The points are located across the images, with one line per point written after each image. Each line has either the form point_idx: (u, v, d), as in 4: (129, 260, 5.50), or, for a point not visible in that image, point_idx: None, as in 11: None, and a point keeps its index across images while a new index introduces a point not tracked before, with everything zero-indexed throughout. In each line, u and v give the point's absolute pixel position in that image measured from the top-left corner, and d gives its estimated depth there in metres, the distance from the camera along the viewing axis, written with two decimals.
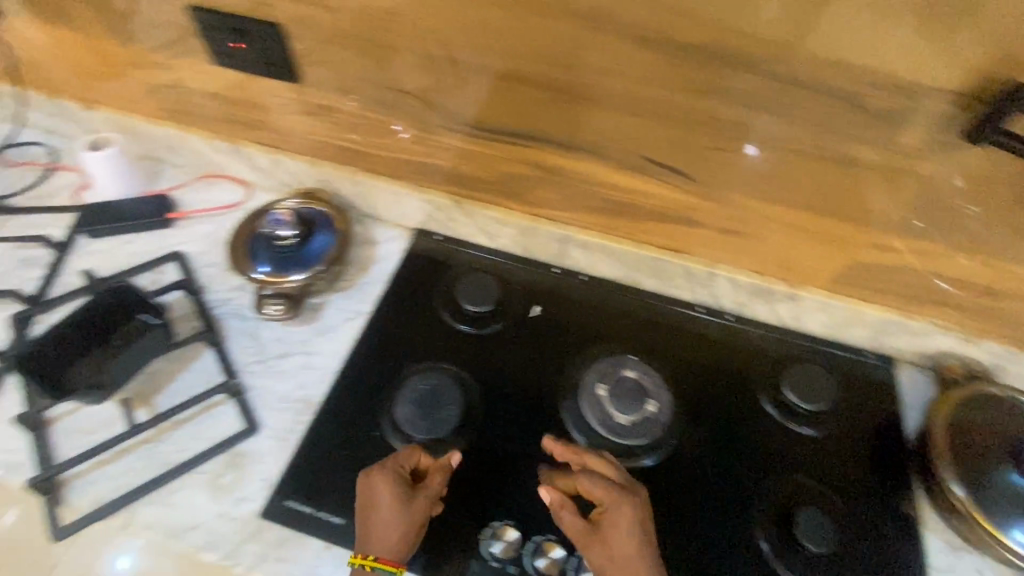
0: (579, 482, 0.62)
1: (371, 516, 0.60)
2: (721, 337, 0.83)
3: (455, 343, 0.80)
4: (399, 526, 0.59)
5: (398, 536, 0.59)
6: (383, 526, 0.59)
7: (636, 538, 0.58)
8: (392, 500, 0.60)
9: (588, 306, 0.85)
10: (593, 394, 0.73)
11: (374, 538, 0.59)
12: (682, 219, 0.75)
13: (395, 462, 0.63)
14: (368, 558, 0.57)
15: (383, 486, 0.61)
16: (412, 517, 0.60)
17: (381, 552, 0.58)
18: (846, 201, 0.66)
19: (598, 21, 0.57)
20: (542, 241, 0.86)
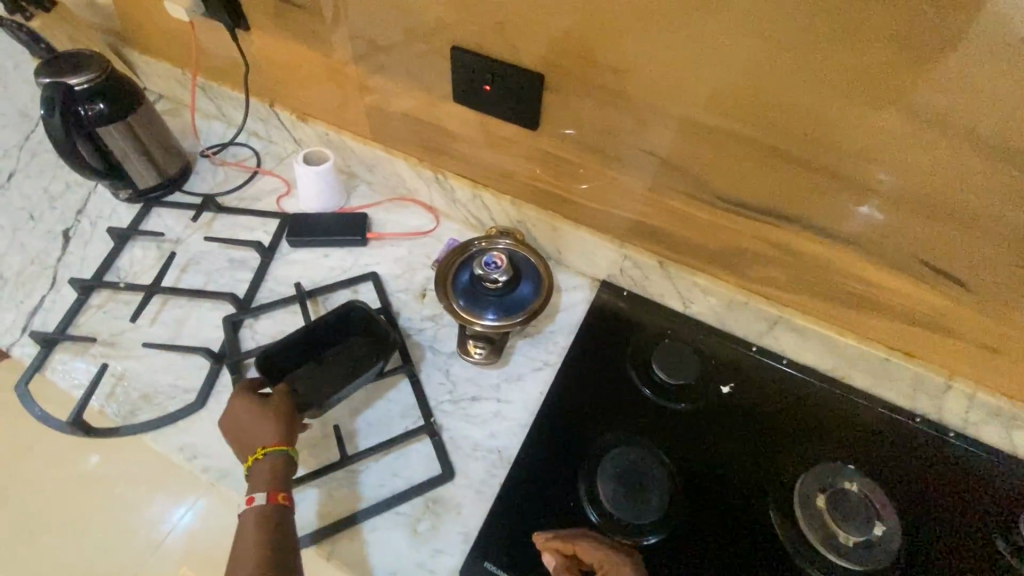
0: (576, 543, 0.61)
1: (228, 422, 0.65)
2: (941, 457, 0.74)
3: (649, 412, 0.75)
4: (253, 427, 0.64)
5: (261, 434, 0.64)
6: (242, 428, 0.64)
7: None
8: (245, 410, 0.65)
9: (790, 395, 0.78)
10: (811, 503, 0.67)
11: (244, 442, 0.64)
12: (927, 322, 0.70)
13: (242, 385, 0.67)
14: (253, 454, 0.63)
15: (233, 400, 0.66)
16: (263, 420, 0.64)
17: (261, 442, 0.63)
18: None
19: (922, 120, 0.54)
20: (747, 317, 0.80)
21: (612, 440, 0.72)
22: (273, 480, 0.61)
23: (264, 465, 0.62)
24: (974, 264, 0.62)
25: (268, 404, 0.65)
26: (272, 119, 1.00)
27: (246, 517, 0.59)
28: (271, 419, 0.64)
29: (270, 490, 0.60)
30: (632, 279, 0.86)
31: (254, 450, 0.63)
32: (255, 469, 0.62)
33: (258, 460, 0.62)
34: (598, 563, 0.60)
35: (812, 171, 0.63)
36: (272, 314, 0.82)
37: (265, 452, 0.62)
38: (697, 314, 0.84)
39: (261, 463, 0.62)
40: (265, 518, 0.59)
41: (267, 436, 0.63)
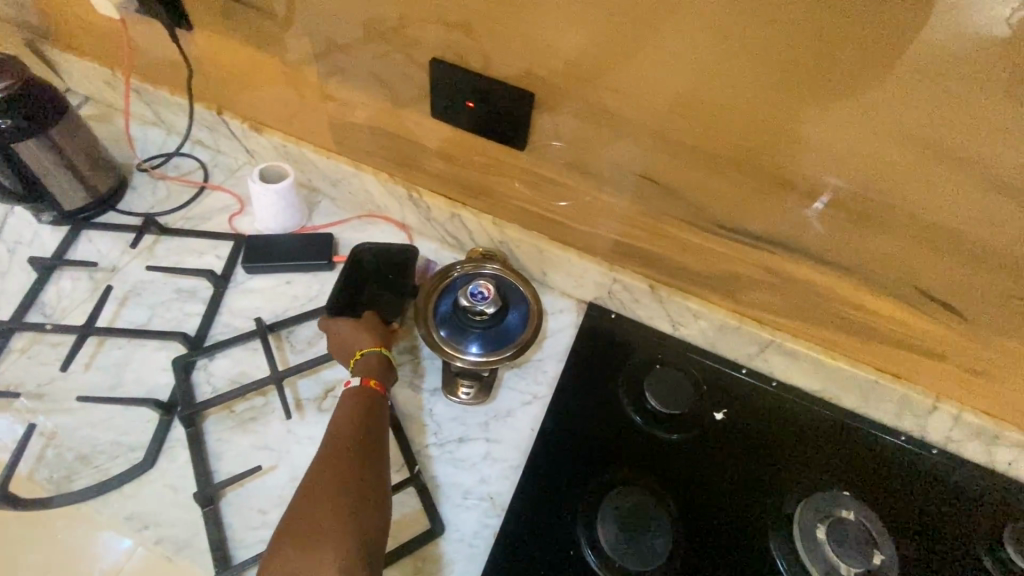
0: None
1: (330, 333, 0.72)
2: (930, 473, 0.74)
3: (643, 442, 0.72)
4: (354, 332, 0.71)
5: (358, 341, 0.70)
6: (342, 336, 0.71)
7: None
8: (346, 319, 0.72)
9: (783, 418, 0.76)
10: (811, 535, 0.66)
11: (342, 349, 0.70)
12: (917, 347, 0.69)
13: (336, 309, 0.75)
14: (353, 356, 0.69)
15: (333, 313, 0.73)
16: (361, 327, 0.71)
17: (358, 346, 0.70)
18: None
19: (934, 153, 0.52)
20: (739, 341, 0.78)
21: (608, 480, 0.68)
22: (375, 366, 0.67)
23: (360, 360, 0.68)
24: (973, 295, 0.61)
25: (369, 315, 0.73)
26: (220, 127, 0.90)
27: (348, 393, 0.64)
28: (371, 325, 0.72)
29: (364, 374, 0.66)
30: (621, 302, 0.82)
31: (354, 352, 0.70)
32: (354, 364, 0.68)
33: (357, 358, 0.68)
34: None
35: (814, 200, 0.60)
36: (229, 352, 0.73)
37: (366, 349, 0.69)
38: (688, 336, 0.81)
39: (361, 357, 0.68)
40: (361, 395, 0.64)
41: (368, 336, 0.70)
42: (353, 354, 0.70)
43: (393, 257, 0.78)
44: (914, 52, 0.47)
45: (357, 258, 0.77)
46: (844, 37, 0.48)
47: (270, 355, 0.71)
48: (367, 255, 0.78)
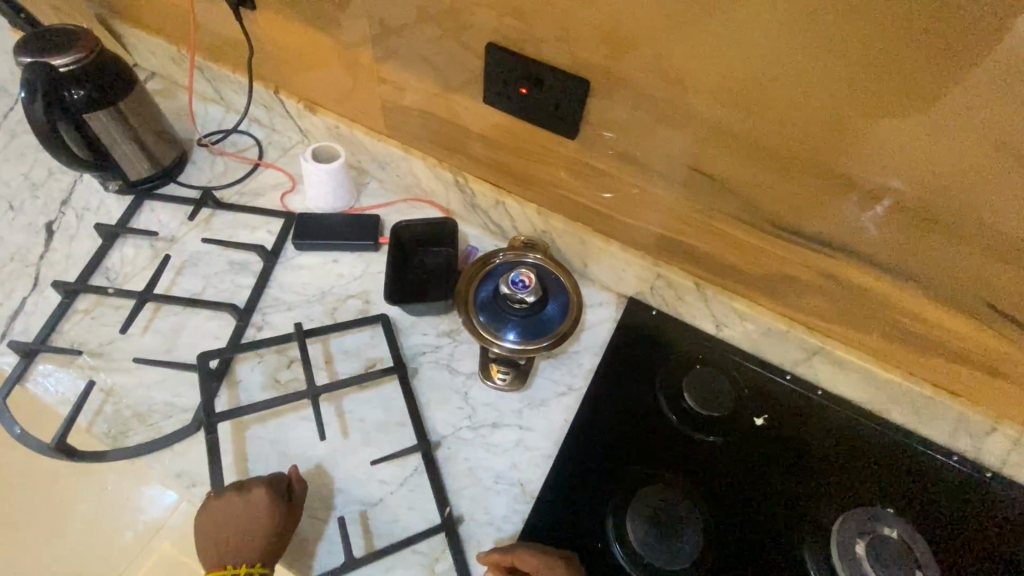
0: (517, 556, 0.59)
1: (233, 515, 0.61)
2: (982, 497, 0.70)
3: (679, 443, 0.71)
4: (262, 535, 0.60)
5: (257, 549, 0.60)
6: (242, 528, 0.60)
7: None
8: (266, 511, 0.60)
9: (827, 430, 0.74)
10: (849, 550, 0.63)
11: (232, 544, 0.60)
12: (977, 363, 0.66)
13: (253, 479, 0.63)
14: (232, 565, 0.60)
15: (256, 494, 0.61)
16: (271, 537, 0.60)
17: (255, 557, 0.60)
18: None
19: (1016, 157, 0.48)
20: (783, 345, 0.76)
21: (640, 476, 0.68)
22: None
23: None
24: None
25: (290, 518, 0.61)
26: (276, 106, 0.93)
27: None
28: (284, 535, 0.61)
29: None
30: (663, 299, 0.81)
31: (246, 559, 0.60)
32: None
33: None
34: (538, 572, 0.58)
35: (878, 204, 0.57)
36: (277, 325, 0.77)
37: (260, 568, 0.59)
38: (730, 337, 0.79)
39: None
40: None
41: (272, 549, 0.60)
42: (239, 561, 0.60)
43: (431, 232, 0.80)
44: (1004, 50, 0.44)
45: (396, 238, 0.80)
46: (925, 30, 0.45)
47: (308, 365, 0.70)
48: (406, 236, 0.80)
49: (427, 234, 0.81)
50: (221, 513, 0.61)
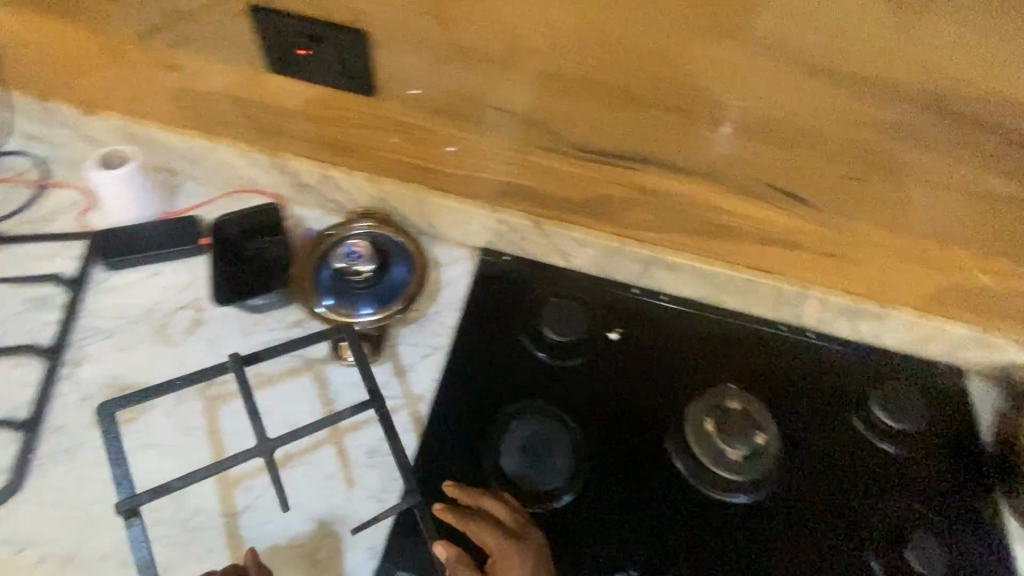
0: (474, 532, 0.59)
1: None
2: (806, 355, 0.81)
3: (544, 374, 0.74)
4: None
5: None
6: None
7: None
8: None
9: (675, 330, 0.80)
10: (700, 430, 0.70)
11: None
12: (778, 241, 0.73)
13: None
14: None
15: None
16: None
17: None
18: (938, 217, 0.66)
19: (740, 43, 0.54)
20: (625, 263, 0.80)
21: (508, 414, 0.70)
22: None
23: None
24: (813, 182, 0.65)
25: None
26: (47, 115, 0.81)
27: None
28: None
29: None
30: (510, 242, 0.82)
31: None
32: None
33: None
34: (494, 550, 0.58)
35: (661, 111, 0.63)
36: (97, 356, 0.70)
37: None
38: (579, 266, 0.82)
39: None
40: None
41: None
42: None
43: (255, 221, 0.76)
44: None
45: (218, 229, 0.76)
46: None
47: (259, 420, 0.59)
48: (232, 228, 0.76)
49: (254, 222, 0.77)
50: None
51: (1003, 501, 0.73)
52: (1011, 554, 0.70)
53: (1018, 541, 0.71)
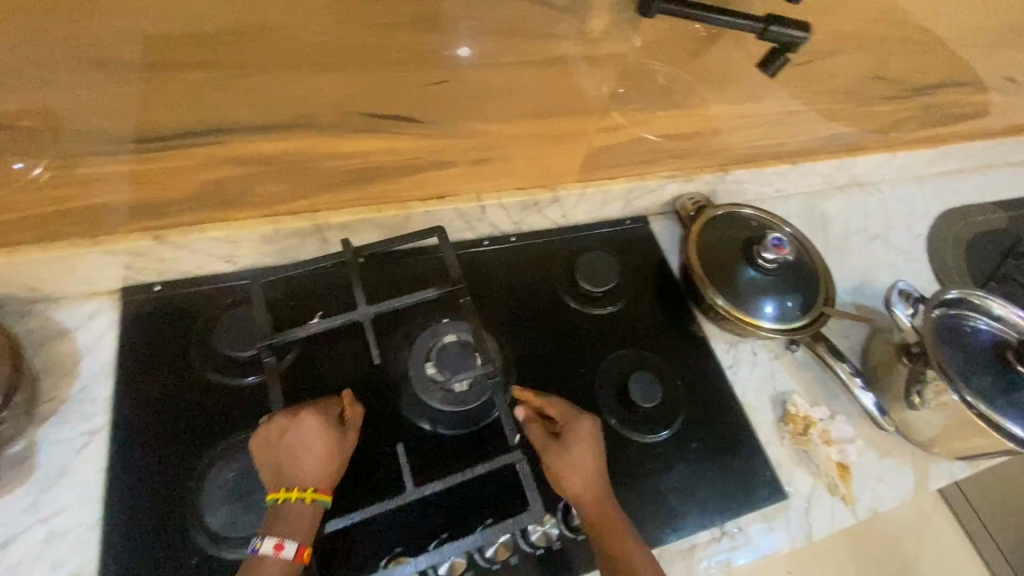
0: (547, 399, 0.67)
1: (283, 444, 0.58)
2: (512, 260, 0.84)
3: (245, 401, 0.66)
4: (321, 456, 0.59)
5: (308, 474, 0.58)
6: (300, 454, 0.58)
7: (594, 451, 0.64)
8: (322, 435, 0.60)
9: (379, 290, 0.77)
10: (421, 377, 0.70)
11: (287, 469, 0.58)
12: (431, 164, 0.70)
13: (302, 406, 0.62)
14: (285, 492, 0.57)
15: (312, 420, 0.60)
16: (326, 459, 0.59)
17: (307, 482, 0.58)
18: (552, 93, 0.68)
19: None
20: (296, 241, 0.72)
21: (207, 463, 0.61)
22: (304, 533, 0.56)
23: (290, 511, 0.56)
24: (422, 99, 0.62)
25: (343, 445, 0.61)
26: None
27: (265, 564, 0.53)
28: (336, 461, 0.60)
29: (300, 542, 0.55)
30: (153, 269, 0.69)
31: (300, 486, 0.57)
32: (287, 511, 0.56)
33: (293, 501, 0.56)
34: (560, 418, 0.66)
35: (194, 68, 0.51)
36: None
37: (313, 495, 0.57)
38: (250, 263, 0.73)
39: (299, 505, 0.56)
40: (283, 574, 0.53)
41: (327, 475, 0.59)
42: (290, 487, 0.57)
43: None
44: None
45: None
46: None
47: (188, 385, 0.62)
48: None
49: None
50: (272, 441, 0.58)
51: (694, 310, 0.85)
52: (712, 352, 0.82)
53: (715, 338, 0.84)
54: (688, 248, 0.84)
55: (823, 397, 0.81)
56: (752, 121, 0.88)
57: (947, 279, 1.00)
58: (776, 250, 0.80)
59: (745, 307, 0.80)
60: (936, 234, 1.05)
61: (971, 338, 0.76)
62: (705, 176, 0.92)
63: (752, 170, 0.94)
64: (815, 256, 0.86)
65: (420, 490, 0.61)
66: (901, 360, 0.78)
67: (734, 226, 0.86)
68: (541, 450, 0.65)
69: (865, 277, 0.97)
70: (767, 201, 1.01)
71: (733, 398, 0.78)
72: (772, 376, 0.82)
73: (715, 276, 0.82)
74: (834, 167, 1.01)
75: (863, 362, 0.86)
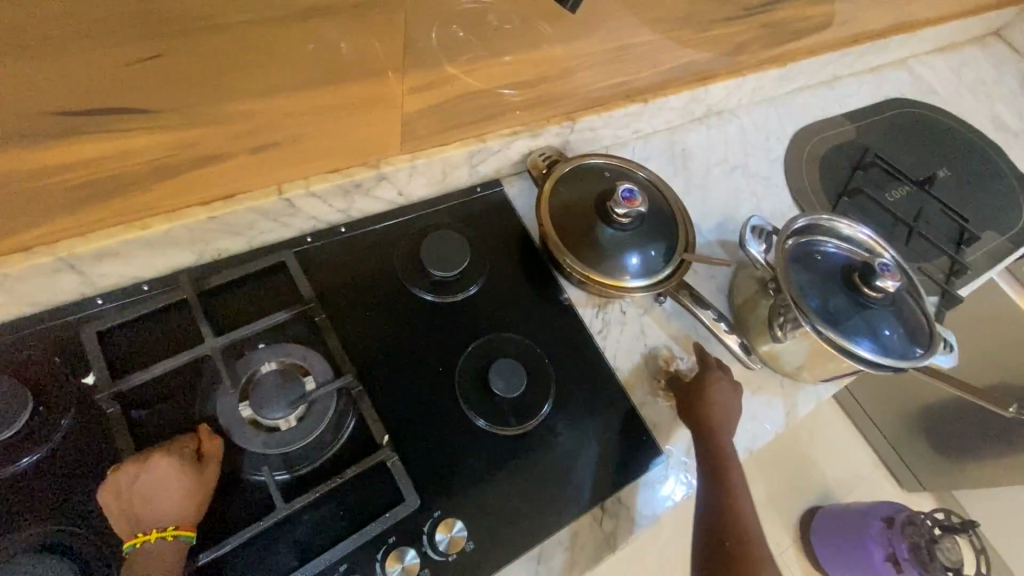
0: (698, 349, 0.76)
1: (136, 490, 0.50)
2: (348, 254, 0.73)
3: (7, 496, 0.53)
4: (178, 495, 0.51)
5: (168, 514, 0.50)
6: (155, 497, 0.50)
7: (728, 405, 0.70)
8: (178, 475, 0.51)
9: (178, 320, 0.63)
10: (238, 420, 0.57)
11: (143, 513, 0.50)
12: (199, 162, 0.57)
13: (153, 448, 0.52)
14: (144, 534, 0.50)
15: (163, 462, 0.51)
16: (187, 497, 0.51)
17: (167, 522, 0.50)
18: (329, 57, 0.56)
19: None
20: (43, 283, 0.57)
21: None
22: (171, 566, 0.49)
23: (150, 553, 0.49)
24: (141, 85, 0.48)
25: (206, 479, 0.52)
26: None
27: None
28: (198, 496, 0.52)
29: None
30: None
31: (159, 525, 0.50)
32: (145, 553, 0.49)
33: (153, 541, 0.49)
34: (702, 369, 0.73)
35: None
36: None
37: (174, 532, 0.50)
38: None
39: (160, 544, 0.49)
40: None
41: (189, 511, 0.51)
42: (149, 528, 0.50)
43: None
44: None
45: None
46: None
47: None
48: None
49: None
50: (122, 491, 0.50)
51: (557, 276, 0.79)
52: (578, 316, 0.77)
53: (581, 304, 0.78)
54: (540, 213, 0.76)
55: (693, 346, 0.79)
56: (591, 59, 0.79)
57: (804, 201, 1.00)
58: (628, 203, 0.74)
59: (606, 269, 0.74)
60: (792, 156, 1.05)
61: (823, 264, 0.75)
62: (552, 128, 0.84)
63: (602, 114, 0.87)
64: (672, 199, 0.81)
65: (291, 505, 0.54)
66: (761, 295, 0.78)
67: (587, 179, 0.79)
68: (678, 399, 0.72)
69: (729, 211, 0.95)
70: (626, 144, 0.95)
71: (603, 367, 0.74)
72: (644, 333, 0.78)
73: (572, 240, 0.75)
74: (687, 99, 0.96)
75: (729, 301, 0.84)
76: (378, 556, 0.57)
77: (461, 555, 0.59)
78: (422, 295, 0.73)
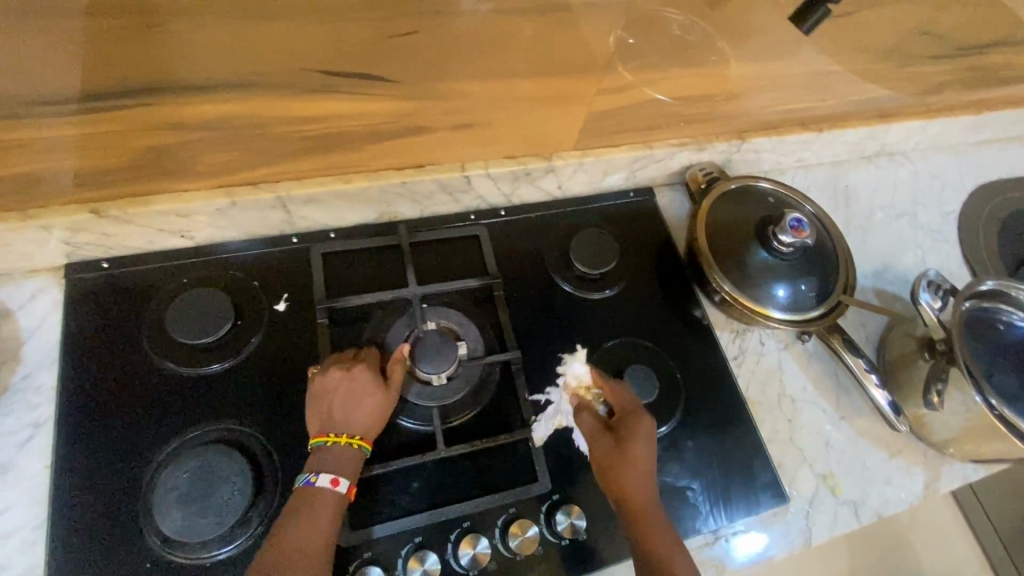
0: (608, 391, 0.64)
1: (338, 392, 0.57)
2: (504, 236, 0.76)
3: (205, 393, 0.61)
4: (370, 407, 0.57)
5: (355, 420, 0.56)
6: (352, 403, 0.57)
7: (650, 453, 0.59)
8: (371, 388, 0.58)
9: (354, 269, 0.69)
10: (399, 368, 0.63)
11: (336, 417, 0.56)
12: (405, 129, 0.64)
13: (354, 360, 0.60)
14: (334, 434, 0.55)
15: (362, 374, 0.58)
16: (374, 410, 0.57)
17: (353, 427, 0.56)
18: None
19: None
20: (258, 215, 0.64)
21: (163, 459, 0.57)
22: (352, 472, 0.55)
23: (337, 453, 0.55)
24: None
25: (388, 398, 0.58)
26: None
27: (319, 495, 0.52)
28: (381, 413, 0.58)
29: (348, 478, 0.54)
30: (101, 246, 0.63)
31: (349, 432, 0.56)
32: (334, 452, 0.55)
33: (341, 444, 0.55)
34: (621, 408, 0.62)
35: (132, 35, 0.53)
36: None
37: (358, 441, 0.56)
38: (208, 239, 0.66)
39: (346, 450, 0.55)
40: (335, 509, 0.53)
41: (373, 426, 0.57)
42: (339, 431, 0.56)
43: None
44: None
45: None
46: None
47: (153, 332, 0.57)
48: None
49: None
50: (326, 390, 0.57)
51: (698, 292, 0.78)
52: (715, 339, 0.76)
53: (719, 327, 0.77)
54: (696, 226, 0.75)
55: (833, 392, 0.76)
56: (768, 83, 0.79)
57: (976, 264, 0.91)
58: (795, 232, 0.72)
59: (756, 296, 0.72)
60: (968, 213, 0.96)
61: (1002, 335, 0.69)
62: (716, 144, 0.80)
63: (771, 137, 0.82)
64: (837, 238, 0.78)
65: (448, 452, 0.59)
66: (920, 356, 0.72)
67: (750, 201, 0.77)
68: (591, 438, 0.62)
69: (888, 260, 0.89)
70: (786, 172, 0.91)
71: (736, 393, 0.72)
72: (782, 369, 0.76)
73: (723, 260, 0.73)
74: (864, 135, 0.89)
75: (878, 355, 0.79)
76: (498, 523, 0.60)
77: (576, 542, 0.61)
78: (566, 287, 0.75)
